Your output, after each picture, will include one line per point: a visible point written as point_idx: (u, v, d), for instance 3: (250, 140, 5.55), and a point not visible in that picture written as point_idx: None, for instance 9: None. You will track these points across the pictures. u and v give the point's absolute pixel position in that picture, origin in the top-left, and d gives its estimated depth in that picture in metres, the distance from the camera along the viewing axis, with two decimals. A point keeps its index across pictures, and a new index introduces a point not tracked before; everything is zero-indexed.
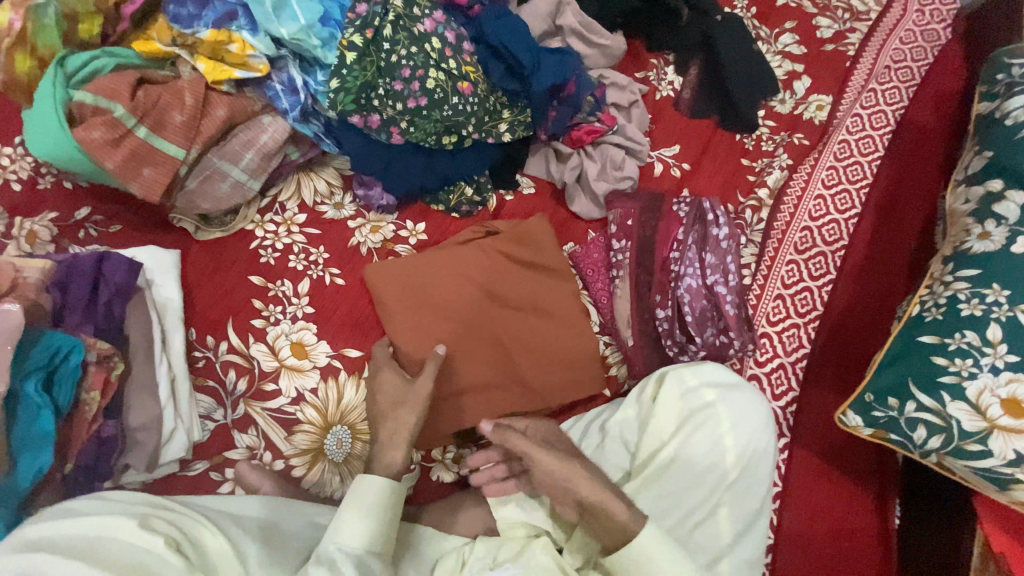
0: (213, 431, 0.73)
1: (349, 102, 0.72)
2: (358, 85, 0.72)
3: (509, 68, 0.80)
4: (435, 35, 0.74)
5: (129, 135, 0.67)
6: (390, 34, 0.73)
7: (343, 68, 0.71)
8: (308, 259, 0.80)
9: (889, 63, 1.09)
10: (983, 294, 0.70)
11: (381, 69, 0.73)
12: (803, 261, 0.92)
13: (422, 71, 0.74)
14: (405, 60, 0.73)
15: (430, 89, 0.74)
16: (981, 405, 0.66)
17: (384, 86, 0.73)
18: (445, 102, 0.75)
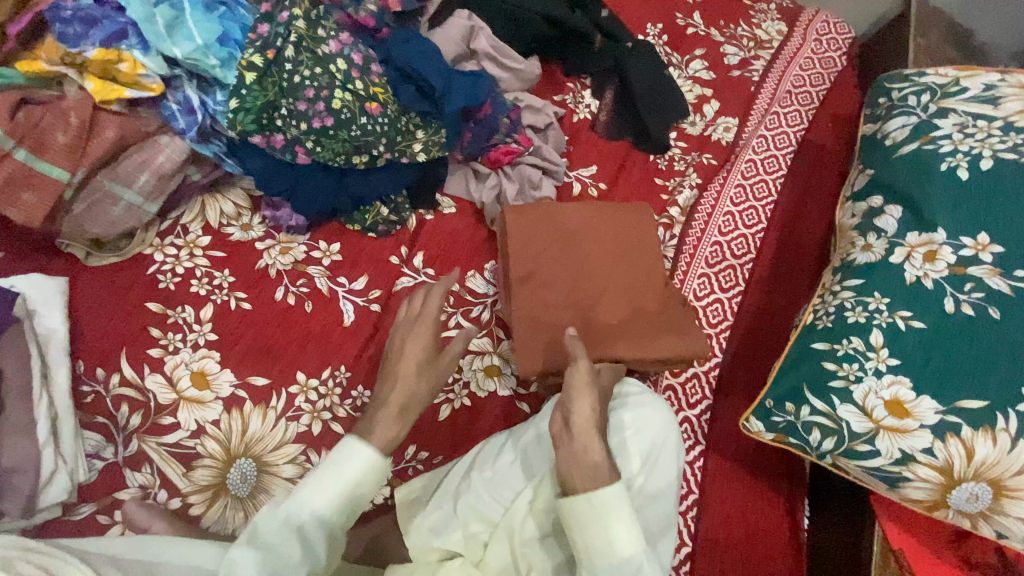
0: (102, 471, 0.68)
1: (249, 122, 0.70)
2: (259, 105, 0.70)
3: (421, 90, 0.81)
4: (340, 57, 0.74)
5: (5, 157, 0.63)
6: (292, 55, 0.71)
7: (241, 88, 0.69)
8: (211, 284, 0.77)
9: (791, 88, 1.17)
10: (866, 301, 0.75)
11: (283, 89, 0.72)
12: (714, 274, 0.97)
13: (326, 91, 0.73)
14: (309, 81, 0.72)
15: (336, 109, 0.73)
16: (867, 407, 0.70)
17: (287, 106, 0.72)
18: (353, 123, 0.75)
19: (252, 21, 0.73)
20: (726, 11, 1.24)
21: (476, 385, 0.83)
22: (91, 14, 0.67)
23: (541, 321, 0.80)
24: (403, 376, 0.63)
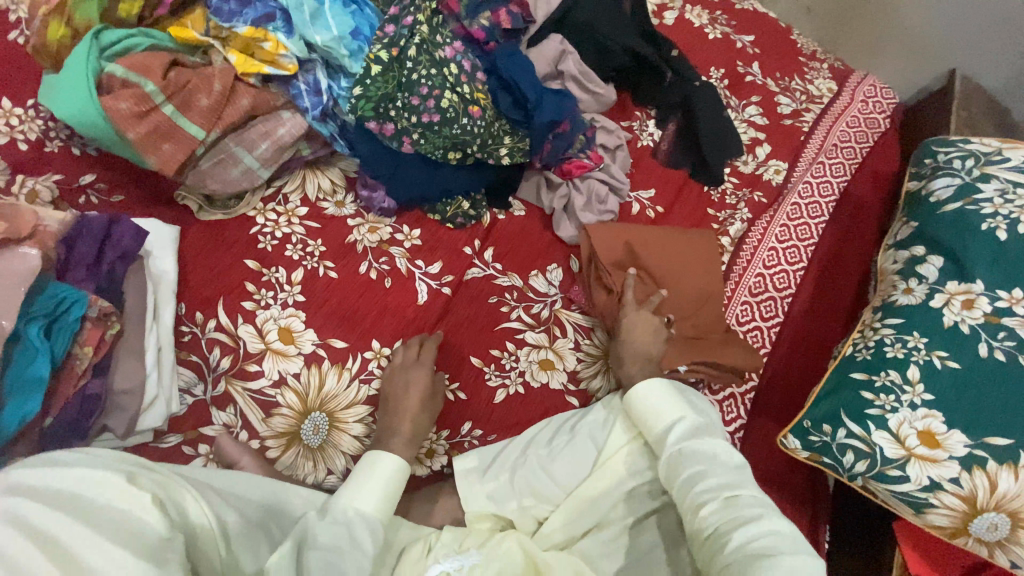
0: (191, 406, 0.73)
1: (368, 109, 0.79)
2: (379, 95, 0.79)
3: (514, 102, 0.88)
4: (453, 62, 0.82)
5: (155, 110, 0.71)
6: (413, 55, 0.80)
7: (367, 78, 0.78)
8: (304, 250, 0.83)
9: (837, 141, 1.25)
10: (905, 339, 0.81)
11: (401, 84, 0.80)
12: (756, 303, 1.03)
13: (437, 91, 0.81)
14: (424, 80, 0.80)
15: (443, 108, 0.81)
16: (901, 435, 0.76)
17: (402, 99, 0.80)
18: (455, 121, 0.82)
19: (378, 22, 0.81)
20: (783, 64, 1.33)
21: (530, 376, 0.86)
22: None
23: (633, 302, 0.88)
24: (406, 414, 0.75)
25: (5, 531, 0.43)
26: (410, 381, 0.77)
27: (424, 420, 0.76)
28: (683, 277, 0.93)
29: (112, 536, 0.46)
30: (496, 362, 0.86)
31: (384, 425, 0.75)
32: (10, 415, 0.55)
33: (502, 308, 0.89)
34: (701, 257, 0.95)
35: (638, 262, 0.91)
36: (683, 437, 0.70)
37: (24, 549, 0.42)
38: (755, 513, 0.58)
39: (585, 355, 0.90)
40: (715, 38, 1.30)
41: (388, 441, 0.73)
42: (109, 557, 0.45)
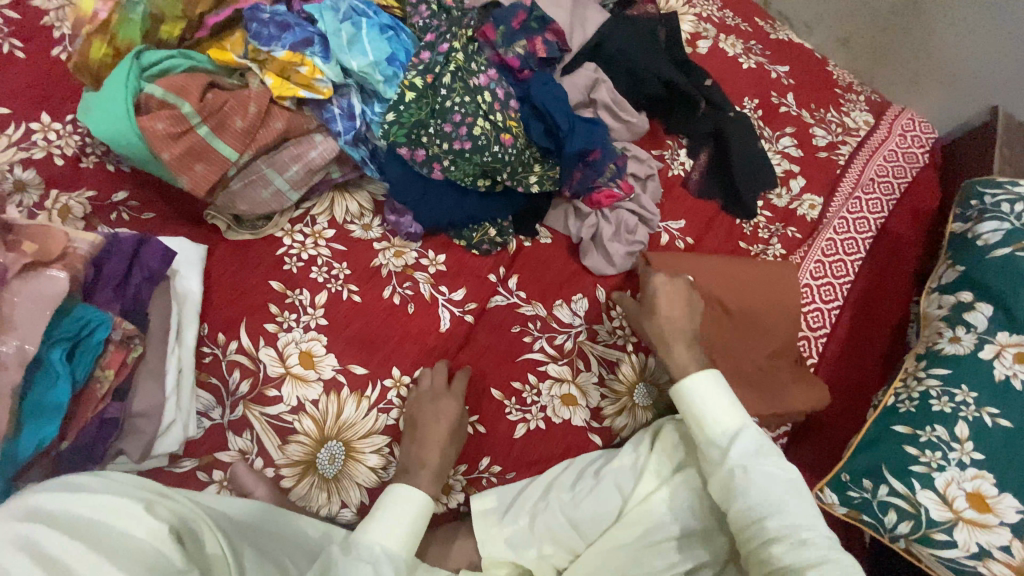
0: (208, 429, 0.72)
1: (401, 135, 0.78)
2: (411, 122, 0.78)
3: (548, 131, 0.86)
4: (486, 90, 0.81)
5: (190, 131, 0.71)
6: (447, 82, 0.79)
7: (400, 104, 0.78)
8: (329, 273, 0.82)
9: (874, 176, 1.21)
10: (952, 392, 0.77)
11: (434, 111, 0.79)
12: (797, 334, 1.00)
13: (470, 118, 0.79)
14: (458, 107, 0.79)
15: (476, 135, 0.80)
16: (948, 496, 0.72)
17: (435, 126, 0.79)
18: (487, 148, 0.80)
19: (414, 49, 0.82)
20: (819, 95, 1.30)
21: (553, 411, 0.83)
22: (285, 21, 0.77)
23: (728, 326, 0.90)
24: (429, 444, 0.73)
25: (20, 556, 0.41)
26: (437, 411, 0.74)
27: (445, 457, 0.73)
28: (760, 312, 0.90)
29: (128, 561, 0.45)
30: (517, 395, 0.83)
31: (407, 457, 0.72)
32: (26, 440, 0.54)
33: (525, 338, 0.86)
34: (773, 285, 0.92)
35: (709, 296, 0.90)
36: (747, 453, 0.67)
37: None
38: (810, 522, 0.62)
39: (610, 391, 0.86)
40: (749, 67, 1.28)
41: (411, 475, 0.71)
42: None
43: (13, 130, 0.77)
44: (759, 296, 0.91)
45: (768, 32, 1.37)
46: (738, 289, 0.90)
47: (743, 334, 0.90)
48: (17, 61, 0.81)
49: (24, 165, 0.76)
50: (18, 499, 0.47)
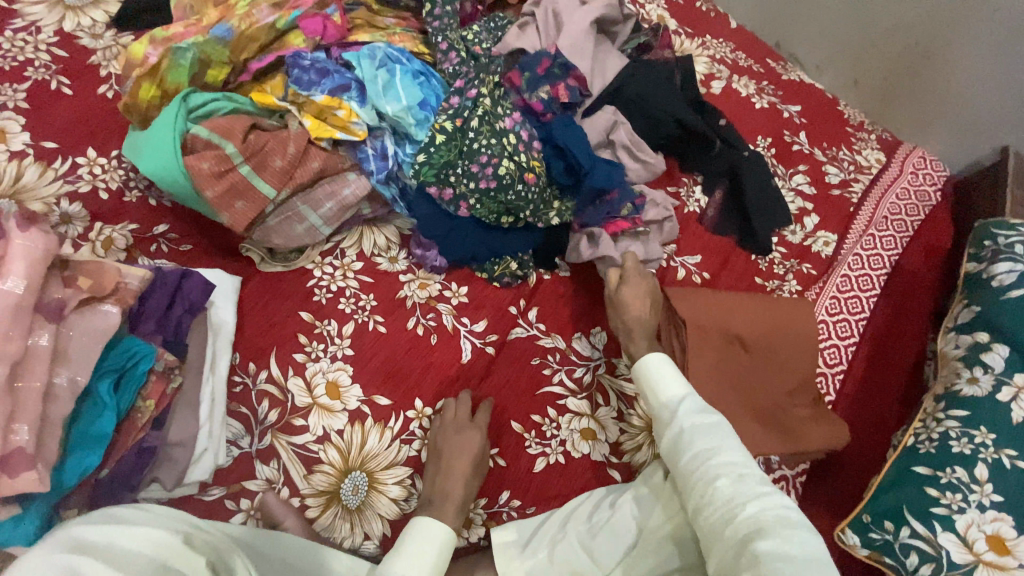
0: (237, 457, 0.74)
1: (431, 175, 0.82)
2: (441, 162, 0.82)
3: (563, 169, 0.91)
4: (512, 133, 0.85)
5: (232, 170, 0.74)
6: (476, 126, 0.84)
7: (431, 147, 0.82)
8: (357, 304, 0.84)
9: (888, 214, 1.23)
10: (972, 434, 0.78)
11: (462, 152, 0.83)
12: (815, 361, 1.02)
13: (496, 159, 0.83)
14: (484, 149, 0.83)
15: (500, 175, 0.83)
16: (969, 538, 0.72)
17: (462, 166, 0.83)
18: (514, 186, 0.84)
19: (443, 93, 0.87)
20: (831, 134, 1.33)
21: (573, 445, 0.84)
22: (325, 67, 0.82)
23: (749, 360, 0.91)
24: (452, 472, 0.74)
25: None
26: (461, 439, 0.76)
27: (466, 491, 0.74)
28: (778, 346, 0.91)
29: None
30: (537, 428, 0.84)
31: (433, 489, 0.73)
32: (71, 468, 0.56)
33: (545, 370, 0.88)
34: (791, 319, 0.94)
35: (730, 329, 0.91)
36: (692, 414, 0.70)
37: None
38: (767, 490, 0.61)
39: (630, 425, 0.87)
40: (762, 107, 1.31)
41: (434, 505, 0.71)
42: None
43: (61, 164, 0.81)
44: (777, 330, 0.92)
45: (779, 73, 1.41)
46: (758, 322, 0.92)
47: (763, 367, 0.91)
48: (67, 100, 0.86)
49: (71, 198, 0.80)
50: (62, 531, 0.48)
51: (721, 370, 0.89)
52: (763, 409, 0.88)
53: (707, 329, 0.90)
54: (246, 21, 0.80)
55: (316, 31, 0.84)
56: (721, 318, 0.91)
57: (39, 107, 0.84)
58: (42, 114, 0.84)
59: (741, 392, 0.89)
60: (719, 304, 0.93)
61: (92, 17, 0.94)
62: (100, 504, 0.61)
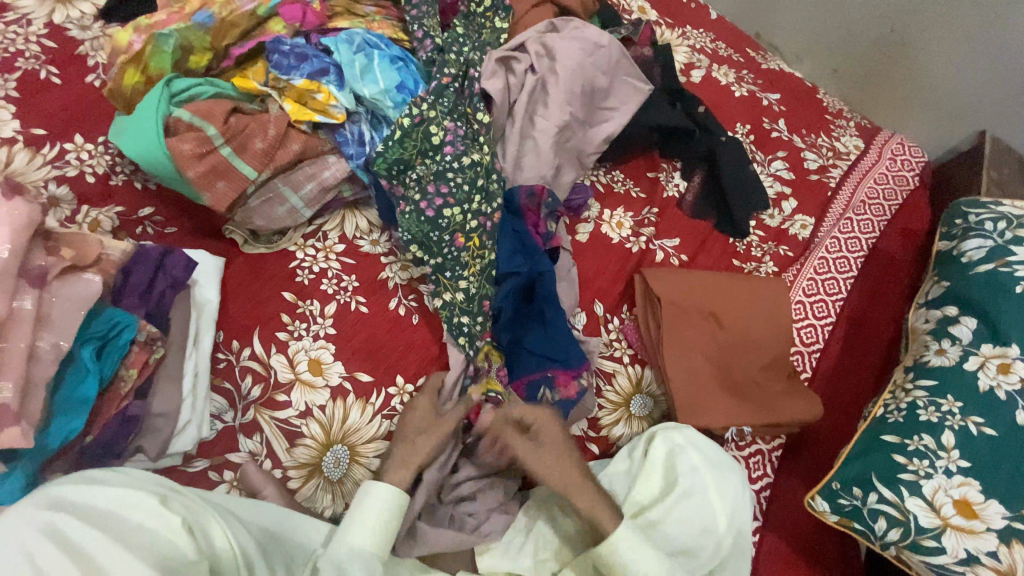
0: (221, 431, 0.75)
1: (383, 168, 0.84)
2: (395, 158, 0.84)
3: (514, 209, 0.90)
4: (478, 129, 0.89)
5: (214, 151, 0.76)
6: (433, 119, 0.85)
7: (388, 141, 0.83)
8: (339, 284, 0.86)
9: (865, 198, 1.25)
10: (939, 402, 0.80)
11: (421, 150, 0.85)
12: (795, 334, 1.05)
13: (459, 155, 0.86)
14: (447, 143, 0.86)
15: (461, 168, 0.86)
16: (936, 503, 0.73)
17: (421, 165, 0.86)
18: (437, 241, 0.84)
19: (420, 78, 0.89)
20: (809, 121, 1.35)
21: None
22: (304, 52, 0.84)
23: (729, 338, 0.92)
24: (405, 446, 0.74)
25: (45, 540, 0.46)
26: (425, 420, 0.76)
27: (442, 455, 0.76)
28: (756, 326, 0.93)
29: (140, 550, 0.49)
30: None
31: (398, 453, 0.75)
32: (55, 431, 0.58)
33: None
34: (771, 301, 0.96)
35: (710, 309, 0.93)
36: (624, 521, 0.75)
37: (57, 561, 0.45)
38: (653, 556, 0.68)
39: (607, 402, 0.90)
40: (741, 95, 1.34)
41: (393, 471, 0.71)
42: (134, 568, 0.47)
43: (49, 150, 0.83)
44: (756, 311, 0.94)
45: (759, 62, 1.43)
46: (737, 302, 0.94)
47: (739, 345, 0.92)
48: (56, 88, 0.88)
49: (59, 182, 0.82)
50: (43, 490, 0.52)
51: (697, 346, 0.91)
52: (738, 386, 0.90)
53: (688, 308, 0.93)
54: (227, 8, 0.83)
55: (296, 18, 0.86)
56: (700, 299, 0.94)
57: (29, 95, 0.87)
58: (31, 102, 0.86)
59: (714, 368, 0.90)
60: (698, 284, 0.95)
61: (80, 9, 0.96)
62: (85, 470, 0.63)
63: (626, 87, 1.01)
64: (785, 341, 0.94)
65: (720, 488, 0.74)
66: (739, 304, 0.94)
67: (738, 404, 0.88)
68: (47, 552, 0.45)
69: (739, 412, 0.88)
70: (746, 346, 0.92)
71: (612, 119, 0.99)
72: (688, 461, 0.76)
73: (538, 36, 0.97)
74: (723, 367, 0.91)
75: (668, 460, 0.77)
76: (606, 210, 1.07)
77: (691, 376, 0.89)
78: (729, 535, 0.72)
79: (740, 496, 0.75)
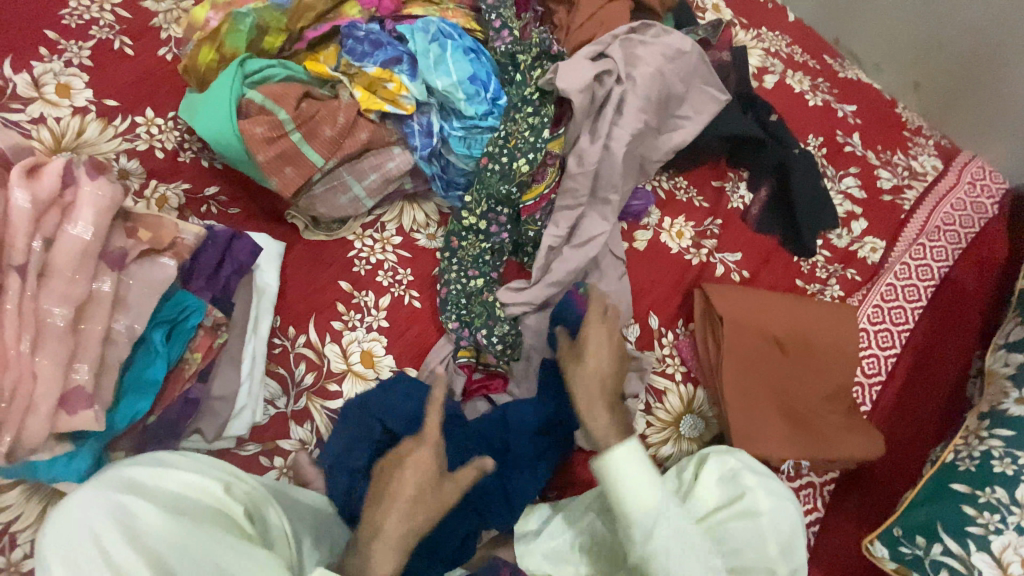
0: (273, 417, 0.75)
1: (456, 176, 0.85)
2: (462, 168, 0.87)
3: (565, 236, 0.87)
4: (536, 129, 0.83)
5: (284, 137, 0.76)
6: (502, 125, 0.84)
7: (464, 153, 0.86)
8: (394, 277, 0.85)
9: (941, 224, 1.17)
10: (1016, 454, 0.76)
11: (491, 155, 0.83)
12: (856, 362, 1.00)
13: (514, 161, 0.83)
14: (512, 147, 0.83)
15: (517, 176, 0.83)
16: (1004, 561, 0.69)
17: (490, 168, 0.83)
18: (479, 254, 0.86)
19: (491, 70, 0.86)
20: (886, 137, 1.28)
21: None
22: (379, 39, 0.82)
23: (791, 365, 0.89)
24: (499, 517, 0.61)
25: (115, 531, 0.46)
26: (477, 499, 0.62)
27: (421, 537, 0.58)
28: (820, 355, 0.89)
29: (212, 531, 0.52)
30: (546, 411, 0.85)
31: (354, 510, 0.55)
32: (123, 412, 0.60)
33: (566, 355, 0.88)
34: (839, 328, 0.91)
35: (771, 333, 0.89)
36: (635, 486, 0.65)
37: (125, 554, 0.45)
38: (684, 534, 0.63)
39: (654, 420, 0.87)
40: (815, 104, 1.27)
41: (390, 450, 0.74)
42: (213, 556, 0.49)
43: (121, 123, 0.84)
44: (822, 338, 0.90)
45: (836, 70, 1.36)
46: (801, 327, 0.90)
47: (800, 373, 0.89)
48: (129, 61, 0.88)
49: (129, 155, 0.82)
50: (110, 471, 0.52)
51: (756, 371, 0.87)
52: (795, 417, 0.86)
53: (749, 328, 0.89)
54: None
55: (372, 3, 0.85)
56: (761, 317, 0.90)
57: (102, 65, 0.87)
58: (106, 73, 0.86)
59: (771, 395, 0.87)
60: (761, 303, 0.91)
61: None
62: (147, 446, 0.65)
63: (703, 95, 0.96)
64: (850, 372, 0.89)
65: (773, 517, 0.70)
66: (802, 330, 0.90)
67: (793, 437, 0.85)
68: (118, 547, 0.45)
69: (795, 444, 0.84)
70: (805, 375, 0.88)
71: (684, 129, 0.94)
72: (742, 485, 0.72)
73: (620, 35, 0.91)
74: (781, 395, 0.87)
75: (721, 483, 0.74)
76: (666, 218, 1.03)
77: (747, 401, 0.85)
78: (782, 564, 0.68)
79: (794, 522, 0.71)
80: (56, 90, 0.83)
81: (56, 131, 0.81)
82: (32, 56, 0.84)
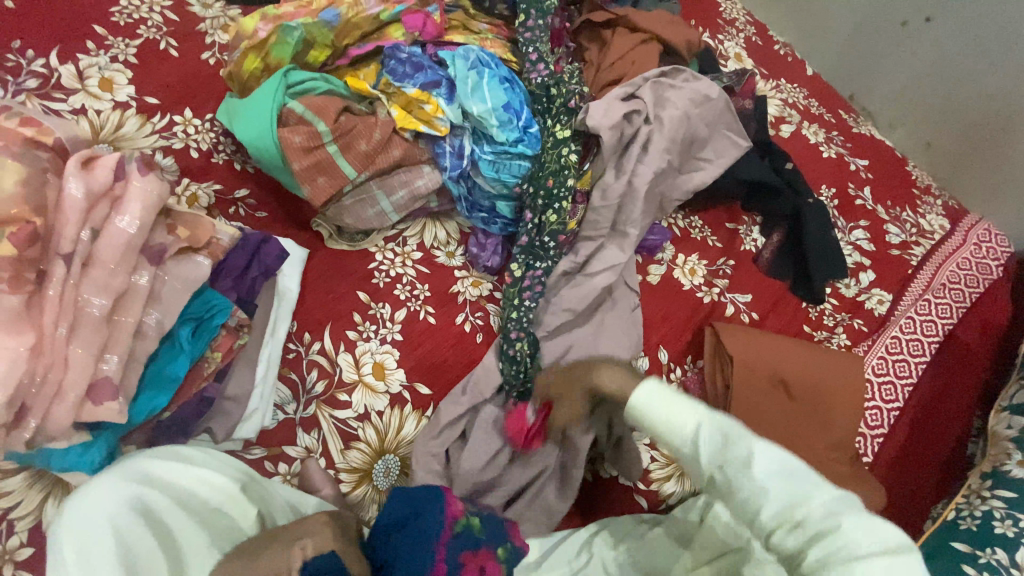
0: (281, 422, 0.75)
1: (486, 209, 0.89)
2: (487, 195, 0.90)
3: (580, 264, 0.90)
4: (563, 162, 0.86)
5: (321, 147, 0.78)
6: (530, 155, 0.87)
7: (490, 179, 0.87)
8: (412, 291, 0.86)
9: (946, 282, 1.19)
10: (1018, 517, 0.76)
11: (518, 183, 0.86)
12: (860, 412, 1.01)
13: (539, 189, 0.86)
14: (539, 176, 0.86)
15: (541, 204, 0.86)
16: None
17: None
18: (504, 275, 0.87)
19: (524, 99, 0.88)
20: (896, 193, 1.31)
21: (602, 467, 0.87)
22: (420, 62, 0.86)
23: (799, 409, 0.90)
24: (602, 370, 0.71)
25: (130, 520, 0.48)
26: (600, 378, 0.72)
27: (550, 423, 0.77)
28: (829, 403, 0.90)
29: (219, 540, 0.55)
30: None
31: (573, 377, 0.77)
32: (142, 404, 0.63)
33: None
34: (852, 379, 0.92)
35: (781, 376, 0.91)
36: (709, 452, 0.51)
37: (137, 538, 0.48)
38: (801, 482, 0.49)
39: (659, 455, 0.87)
40: (829, 156, 1.30)
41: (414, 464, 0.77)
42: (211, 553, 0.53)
43: (159, 120, 0.86)
44: (833, 387, 0.91)
45: (850, 125, 1.40)
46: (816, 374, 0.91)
47: (806, 418, 0.90)
48: (173, 61, 0.91)
49: (165, 152, 0.84)
50: (131, 461, 0.54)
51: (763, 411, 0.88)
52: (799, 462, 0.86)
53: (760, 368, 0.90)
54: (354, 9, 0.84)
55: (417, 27, 0.88)
56: (773, 359, 0.91)
57: (146, 64, 0.89)
58: (149, 71, 0.89)
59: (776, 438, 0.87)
60: (776, 345, 0.93)
61: None
62: (160, 439, 0.67)
63: (724, 140, 0.98)
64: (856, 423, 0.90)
65: None
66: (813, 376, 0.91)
67: None
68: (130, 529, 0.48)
69: None
70: (812, 420, 0.90)
71: (706, 170, 0.97)
72: None
73: (650, 78, 0.94)
74: (787, 439, 0.88)
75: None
76: (680, 254, 1.05)
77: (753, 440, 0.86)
78: None
79: None
80: (99, 83, 0.85)
81: (95, 123, 0.83)
82: (78, 48, 0.86)
